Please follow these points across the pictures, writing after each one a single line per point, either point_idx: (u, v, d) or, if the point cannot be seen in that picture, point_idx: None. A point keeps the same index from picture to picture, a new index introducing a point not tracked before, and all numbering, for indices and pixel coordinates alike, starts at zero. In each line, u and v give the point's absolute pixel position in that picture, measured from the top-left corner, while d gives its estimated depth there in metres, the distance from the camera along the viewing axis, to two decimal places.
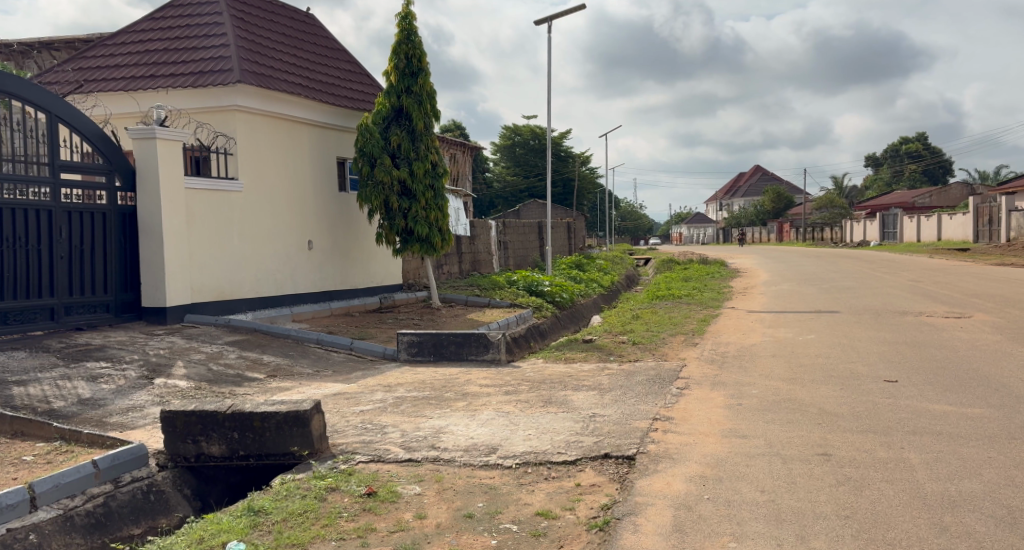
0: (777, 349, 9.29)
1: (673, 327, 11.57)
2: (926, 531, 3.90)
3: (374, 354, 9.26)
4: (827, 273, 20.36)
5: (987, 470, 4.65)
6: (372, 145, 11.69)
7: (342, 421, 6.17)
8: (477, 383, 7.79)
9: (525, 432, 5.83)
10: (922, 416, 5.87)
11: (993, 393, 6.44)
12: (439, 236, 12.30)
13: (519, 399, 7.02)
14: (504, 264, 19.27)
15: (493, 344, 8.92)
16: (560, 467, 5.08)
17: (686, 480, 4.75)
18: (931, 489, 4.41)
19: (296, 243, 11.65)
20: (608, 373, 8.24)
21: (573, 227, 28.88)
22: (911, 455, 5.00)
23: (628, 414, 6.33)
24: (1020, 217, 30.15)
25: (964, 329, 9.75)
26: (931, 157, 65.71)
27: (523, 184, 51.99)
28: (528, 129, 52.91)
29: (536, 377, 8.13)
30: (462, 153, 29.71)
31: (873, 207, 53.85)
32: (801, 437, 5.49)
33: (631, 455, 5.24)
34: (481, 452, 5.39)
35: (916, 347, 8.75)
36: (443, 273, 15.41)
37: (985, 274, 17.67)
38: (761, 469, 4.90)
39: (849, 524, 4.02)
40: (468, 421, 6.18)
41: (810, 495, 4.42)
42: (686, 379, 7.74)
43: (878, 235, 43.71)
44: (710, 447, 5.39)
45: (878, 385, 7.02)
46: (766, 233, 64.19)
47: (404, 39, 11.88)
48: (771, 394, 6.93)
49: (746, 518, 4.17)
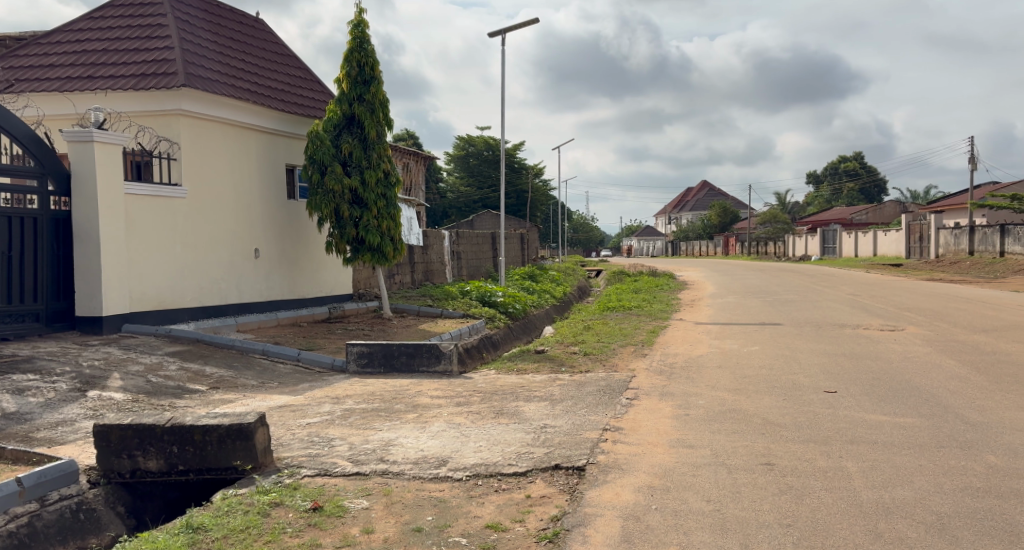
0: (722, 361, 9.45)
1: (623, 338, 11.68)
2: (862, 537, 4.01)
3: (321, 366, 9.09)
4: (771, 286, 20.90)
5: (918, 478, 4.80)
6: (323, 152, 11.50)
7: (287, 434, 6.04)
8: (428, 394, 7.72)
9: (475, 444, 5.79)
10: (858, 426, 6.04)
11: (923, 402, 6.69)
12: (391, 245, 12.16)
13: (470, 410, 6.97)
14: (458, 274, 19.15)
15: (445, 356, 8.86)
16: (510, 479, 5.05)
17: (635, 490, 4.78)
18: (868, 496, 4.53)
19: (242, 250, 11.39)
20: (559, 384, 8.27)
21: (526, 238, 28.98)
22: (849, 464, 5.13)
23: (579, 425, 6.36)
24: (947, 236, 31.37)
25: (897, 341, 10.08)
26: (867, 176, 68.19)
27: (476, 194, 51.98)
28: (482, 139, 52.96)
29: (488, 388, 8.10)
30: (415, 162, 29.62)
31: (814, 223, 55.69)
32: (746, 447, 5.59)
33: (581, 466, 5.25)
34: (432, 465, 5.33)
35: (854, 358, 9.01)
36: (395, 282, 15.23)
37: (916, 288, 18.35)
38: (708, 478, 4.96)
39: (790, 532, 4.10)
40: (418, 434, 6.12)
41: (754, 504, 4.49)
42: (635, 390, 7.80)
43: (818, 249, 44.92)
44: (658, 456, 5.45)
45: (819, 396, 7.19)
46: (712, 247, 65.40)
47: (357, 47, 11.75)
48: (717, 404, 7.05)
49: (692, 527, 4.22)
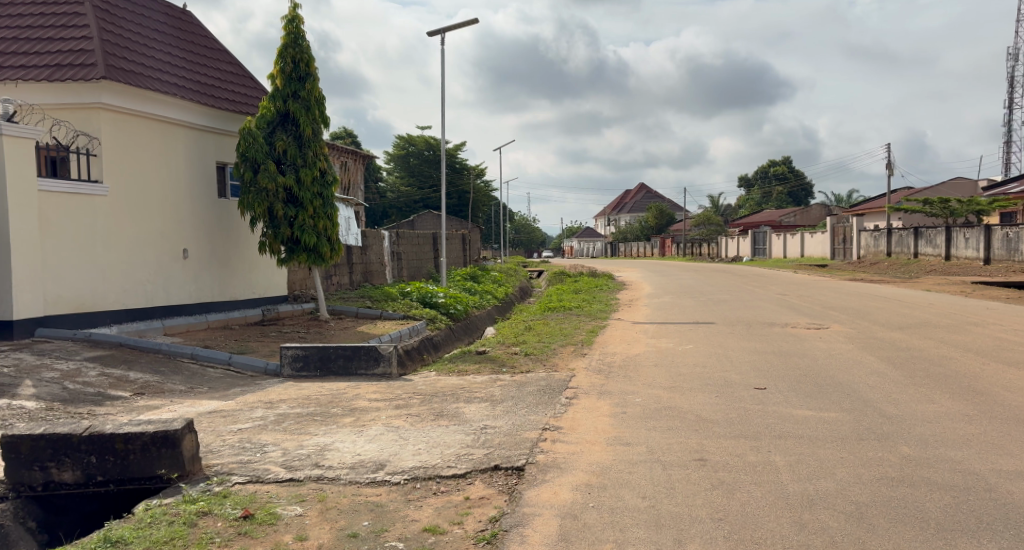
0: (658, 359, 9.61)
1: (564, 338, 11.77)
2: (787, 528, 4.15)
3: (254, 370, 8.87)
4: (706, 286, 21.39)
5: (841, 470, 4.99)
6: (256, 150, 11.22)
7: (217, 440, 5.87)
8: (366, 398, 7.62)
9: (414, 447, 5.74)
10: (786, 421, 6.23)
11: (845, 397, 6.95)
12: (328, 246, 11.95)
13: (410, 413, 6.91)
14: (398, 275, 18.97)
15: (384, 358, 8.77)
16: (449, 481, 5.03)
17: (573, 489, 4.82)
18: (794, 489, 4.68)
19: (169, 251, 11.04)
20: (500, 384, 8.27)
21: (468, 239, 28.96)
22: (776, 458, 5.28)
23: (519, 425, 6.37)
24: (868, 238, 32.66)
25: (823, 339, 10.44)
26: (794, 180, 70.70)
27: (416, 194, 51.61)
28: (422, 139, 52.65)
29: (428, 390, 8.04)
30: (354, 161, 29.28)
31: (745, 225, 57.29)
32: (680, 443, 5.71)
33: (520, 466, 5.27)
34: (369, 469, 5.27)
35: (782, 356, 9.30)
36: (333, 283, 14.97)
37: (841, 288, 19.06)
38: (643, 475, 5.04)
39: (721, 526, 4.20)
40: (355, 438, 6.03)
41: (687, 499, 4.59)
42: (575, 389, 7.86)
43: (749, 250, 46.21)
44: (596, 455, 5.51)
45: (749, 392, 7.39)
46: (650, 248, 66.56)
47: (291, 43, 11.52)
48: (653, 402, 7.17)
49: (628, 524, 4.29)
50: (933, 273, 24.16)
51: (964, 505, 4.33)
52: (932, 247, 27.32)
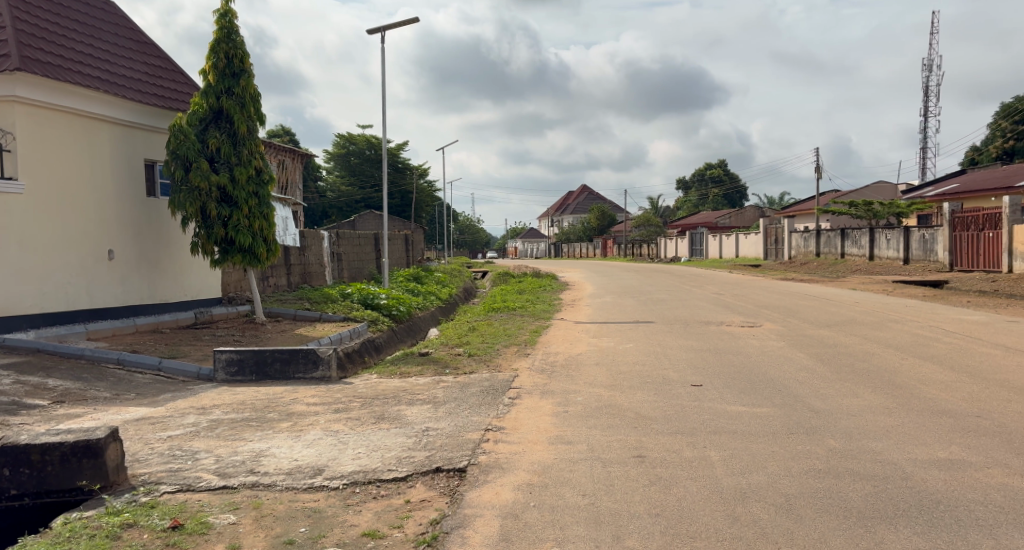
0: (599, 358, 9.71)
1: (507, 339, 11.79)
2: (721, 521, 4.24)
3: (185, 375, 8.61)
4: (647, 286, 21.73)
5: (772, 463, 5.12)
6: (187, 147, 10.88)
7: (145, 449, 5.67)
8: (304, 402, 7.47)
9: (354, 451, 5.65)
10: (721, 417, 6.36)
11: (777, 393, 7.14)
12: (264, 246, 11.70)
13: (350, 417, 6.80)
14: (338, 276, 18.69)
15: (323, 361, 8.64)
16: (389, 485, 4.97)
17: (514, 489, 4.82)
18: (727, 483, 4.78)
19: (93, 252, 10.62)
20: (442, 386, 8.22)
21: (411, 239, 28.76)
22: (711, 453, 5.39)
23: (461, 426, 6.34)
24: (799, 239, 33.71)
25: (756, 336, 10.72)
26: (729, 183, 72.39)
27: (357, 194, 50.97)
28: (363, 138, 52.05)
29: (368, 393, 7.94)
30: (291, 160, 28.79)
31: (683, 226, 58.44)
32: (620, 441, 5.77)
33: (462, 468, 5.24)
34: (307, 474, 5.16)
35: (717, 353, 9.51)
36: (270, 284, 14.63)
37: (774, 287, 19.61)
38: (583, 473, 5.08)
39: (659, 522, 4.26)
40: (293, 443, 5.90)
41: (626, 496, 4.64)
42: (518, 389, 7.87)
43: (688, 251, 47.17)
44: (537, 454, 5.52)
45: (686, 389, 7.53)
46: (593, 249, 67.29)
47: (224, 38, 11.23)
48: (594, 400, 7.24)
49: (568, 522, 4.31)
50: (858, 272, 25.10)
51: (884, 494, 4.50)
52: (858, 248, 28.35)
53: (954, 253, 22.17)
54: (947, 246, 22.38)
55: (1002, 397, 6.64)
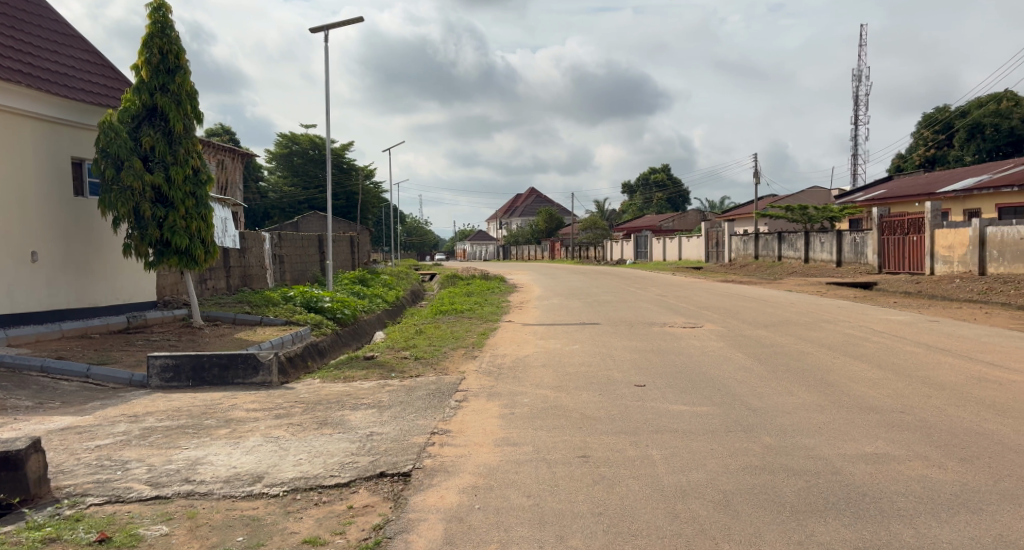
0: (546, 360, 9.74)
1: (454, 341, 11.73)
2: (662, 519, 4.29)
3: (116, 382, 8.30)
4: (593, 288, 21.92)
5: (711, 461, 5.21)
6: (118, 145, 10.50)
7: (71, 459, 5.44)
8: (243, 408, 7.28)
9: (295, 457, 5.53)
10: (662, 416, 6.44)
11: (716, 392, 7.27)
12: (202, 248, 11.36)
13: (291, 422, 6.66)
14: (280, 279, 18.32)
15: (263, 366, 8.44)
16: (332, 491, 4.88)
17: (459, 492, 4.79)
18: (668, 481, 4.84)
19: (14, 254, 10.17)
20: (387, 390, 8.12)
21: (356, 242, 28.42)
22: (653, 452, 5.45)
23: (406, 430, 6.27)
24: (738, 242, 34.50)
25: (697, 337, 10.92)
26: (672, 187, 73.52)
27: (301, 195, 50.10)
28: (307, 138, 51.25)
29: (311, 398, 7.78)
30: (231, 160, 28.16)
31: (627, 229, 59.23)
32: (565, 441, 5.79)
33: (407, 472, 5.18)
34: (245, 482, 5.03)
35: (660, 354, 9.64)
36: (208, 287, 14.23)
37: (715, 289, 20.02)
38: (529, 474, 5.07)
39: (602, 521, 4.29)
40: (231, 450, 5.74)
41: (570, 496, 4.65)
42: (464, 392, 7.83)
43: (632, 254, 47.81)
44: (483, 456, 5.49)
45: (629, 389, 7.60)
46: (540, 251, 67.68)
47: (158, 33, 10.90)
48: (540, 402, 7.25)
49: (512, 523, 4.30)
50: (795, 274, 25.83)
51: (815, 488, 4.63)
52: (793, 251, 29.18)
53: (881, 256, 23.02)
54: (876, 249, 23.22)
55: (924, 392, 6.91)
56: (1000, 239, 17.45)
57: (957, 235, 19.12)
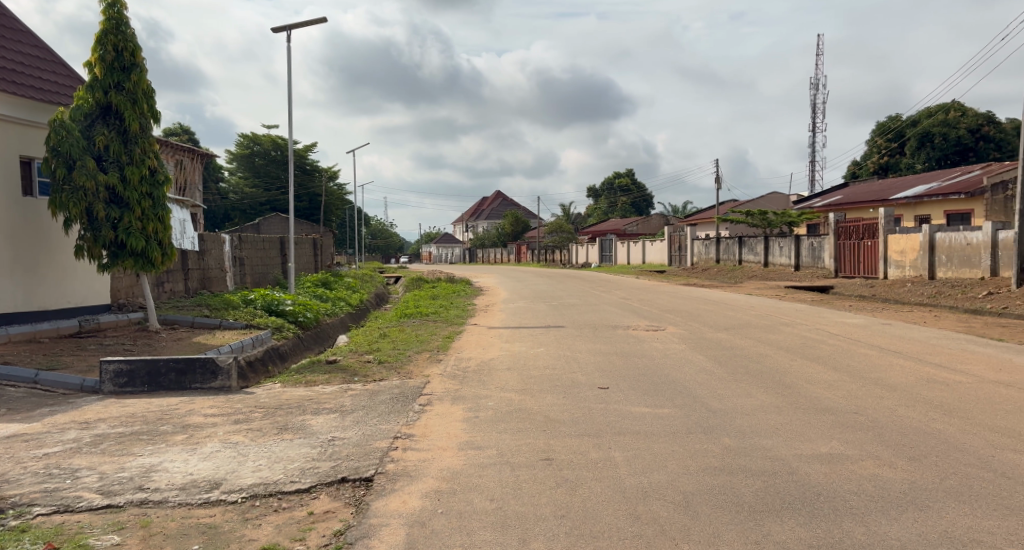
0: (511, 363, 9.72)
1: (419, 345, 11.65)
2: (623, 520, 4.31)
3: (67, 387, 8.07)
4: (558, 291, 21.99)
5: (672, 462, 5.25)
6: (70, 144, 10.25)
7: (18, 468, 5.27)
8: (200, 413, 7.14)
9: (254, 463, 5.43)
10: (625, 418, 6.48)
11: (678, 394, 7.34)
12: (159, 250, 11.11)
13: (251, 427, 6.55)
14: (240, 281, 18.03)
15: (222, 371, 8.30)
16: (292, 497, 4.80)
17: (422, 496, 4.75)
18: (630, 482, 4.87)
19: None
20: (350, 394, 8.03)
21: (319, 244, 28.10)
22: (616, 454, 5.48)
23: (369, 435, 6.21)
24: (700, 246, 34.94)
25: (660, 340, 11.01)
26: (637, 192, 74.40)
27: (263, 196, 49.42)
28: (269, 138, 50.61)
29: (271, 403, 7.67)
30: (190, 160, 27.68)
31: (593, 233, 59.59)
32: (528, 444, 5.78)
33: (369, 477, 5.12)
34: (202, 489, 4.92)
35: (624, 356, 9.70)
36: (165, 290, 13.94)
37: (678, 292, 20.23)
38: (492, 478, 5.06)
39: (564, 523, 4.29)
40: (187, 456, 5.62)
41: (532, 499, 4.65)
42: (428, 396, 7.78)
43: (598, 257, 48.10)
44: (446, 460, 5.46)
45: (593, 392, 7.63)
46: (506, 254, 67.74)
47: (112, 29, 10.65)
48: (504, 405, 7.24)
49: (474, 527, 4.28)
50: (755, 278, 26.25)
51: (772, 488, 4.69)
52: (753, 255, 29.66)
53: (838, 260, 23.51)
54: (832, 253, 23.71)
55: (877, 394, 7.06)
56: (949, 245, 17.95)
57: (909, 240, 19.62)
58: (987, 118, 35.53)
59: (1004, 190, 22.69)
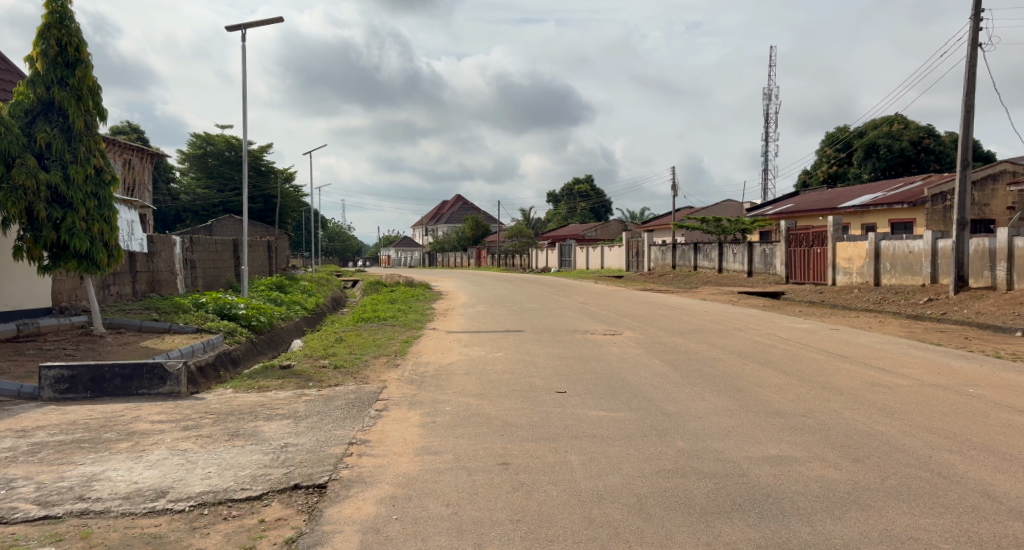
0: (469, 368, 9.67)
1: (376, 349, 11.52)
2: (578, 523, 4.31)
3: (3, 394, 7.73)
4: (517, 296, 21.98)
5: (627, 465, 5.27)
6: (9, 141, 9.88)
7: None
8: (147, 420, 6.93)
9: (203, 471, 5.29)
10: (582, 422, 6.49)
11: (633, 398, 7.38)
12: (104, 252, 10.80)
13: (200, 434, 6.38)
14: (192, 284, 17.62)
15: (171, 376, 8.10)
16: (242, 504, 4.69)
17: (377, 502, 4.68)
18: (586, 486, 4.87)
19: None
20: (304, 400, 7.89)
21: (275, 246, 27.64)
22: (572, 457, 5.48)
23: (323, 441, 6.10)
24: (657, 251, 35.35)
25: (617, 344, 11.08)
26: (596, 197, 75.04)
27: (216, 197, 48.46)
28: (222, 138, 49.64)
29: (222, 409, 7.49)
30: (139, 159, 26.98)
31: (553, 238, 59.89)
32: (485, 449, 5.75)
33: (323, 484, 5.03)
34: (148, 498, 4.77)
35: (581, 361, 9.74)
36: (111, 293, 13.54)
37: (636, 297, 20.40)
38: (448, 483, 5.01)
39: (520, 527, 4.27)
40: (132, 464, 5.45)
41: (489, 503, 4.62)
42: (385, 401, 7.68)
43: (557, 262, 48.31)
44: (402, 466, 5.40)
45: (551, 396, 7.62)
46: (466, 258, 67.61)
47: (56, 23, 10.33)
48: (462, 410, 7.19)
49: (430, 533, 4.23)
50: (709, 283, 26.65)
51: (723, 490, 4.74)
52: (708, 261, 30.10)
53: (789, 266, 24.01)
54: (784, 260, 24.21)
55: (825, 397, 7.21)
56: (893, 252, 18.47)
57: (856, 248, 20.13)
58: (928, 132, 36.92)
59: (943, 201, 23.54)
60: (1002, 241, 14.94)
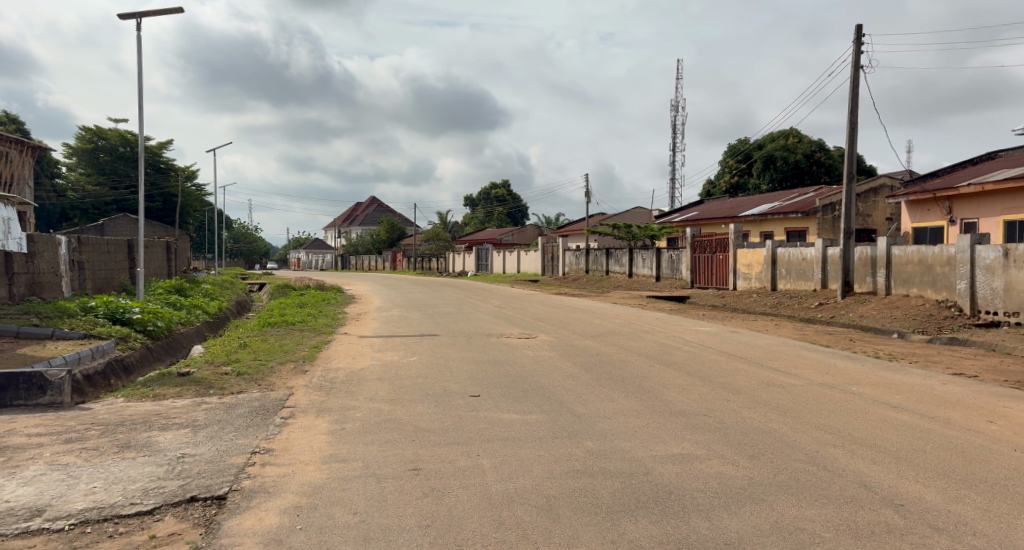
0: (381, 373, 9.47)
1: (282, 355, 11.14)
2: (487, 527, 4.26)
3: None
4: (431, 300, 21.77)
5: (538, 467, 5.25)
6: None
7: None
8: (23, 433, 6.43)
9: (87, 486, 4.94)
10: (494, 426, 6.45)
11: (545, 401, 7.39)
12: None
13: (86, 447, 5.97)
14: (80, 287, 16.56)
15: (52, 386, 7.56)
16: (131, 520, 4.41)
17: (280, 513, 4.49)
18: (496, 489, 4.83)
19: None
20: (204, 408, 7.51)
21: (174, 248, 26.35)
22: (483, 461, 5.43)
23: (223, 450, 5.82)
24: (570, 256, 35.82)
25: (531, 348, 11.11)
26: (513, 202, 75.50)
27: (108, 195, 45.81)
28: (115, 132, 46.86)
29: (111, 419, 7.03)
30: (17, 152, 25.16)
31: (469, 242, 59.79)
32: (396, 455, 5.62)
33: (222, 495, 4.79)
34: (21, 518, 4.41)
35: (496, 364, 9.69)
36: None
37: (548, 301, 20.56)
38: (356, 490, 4.87)
39: (428, 532, 4.19)
40: (6, 482, 5.03)
41: (397, 510, 4.50)
42: (291, 409, 7.41)
43: (473, 266, 48.20)
44: (308, 474, 5.21)
45: (465, 400, 7.53)
46: (381, 262, 66.58)
47: None
48: (373, 416, 7.02)
49: (335, 542, 4.10)
50: (620, 287, 27.19)
51: (628, 489, 4.79)
52: (619, 266, 30.71)
53: (694, 272, 24.79)
54: (689, 265, 24.98)
55: (724, 397, 7.43)
56: (789, 259, 19.34)
57: (755, 254, 21.00)
58: (818, 145, 38.84)
59: (833, 211, 24.89)
60: (882, 248, 15.85)
